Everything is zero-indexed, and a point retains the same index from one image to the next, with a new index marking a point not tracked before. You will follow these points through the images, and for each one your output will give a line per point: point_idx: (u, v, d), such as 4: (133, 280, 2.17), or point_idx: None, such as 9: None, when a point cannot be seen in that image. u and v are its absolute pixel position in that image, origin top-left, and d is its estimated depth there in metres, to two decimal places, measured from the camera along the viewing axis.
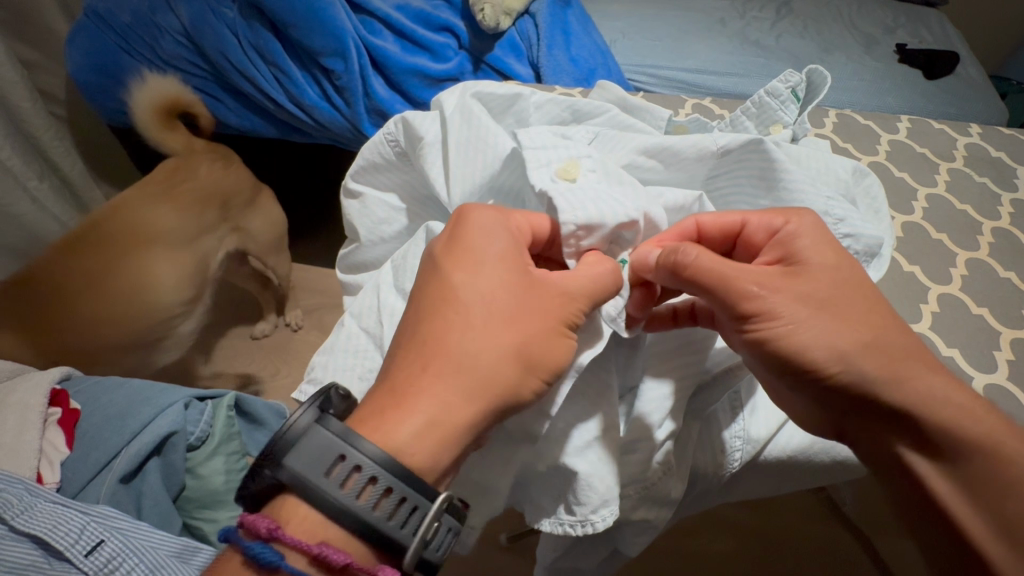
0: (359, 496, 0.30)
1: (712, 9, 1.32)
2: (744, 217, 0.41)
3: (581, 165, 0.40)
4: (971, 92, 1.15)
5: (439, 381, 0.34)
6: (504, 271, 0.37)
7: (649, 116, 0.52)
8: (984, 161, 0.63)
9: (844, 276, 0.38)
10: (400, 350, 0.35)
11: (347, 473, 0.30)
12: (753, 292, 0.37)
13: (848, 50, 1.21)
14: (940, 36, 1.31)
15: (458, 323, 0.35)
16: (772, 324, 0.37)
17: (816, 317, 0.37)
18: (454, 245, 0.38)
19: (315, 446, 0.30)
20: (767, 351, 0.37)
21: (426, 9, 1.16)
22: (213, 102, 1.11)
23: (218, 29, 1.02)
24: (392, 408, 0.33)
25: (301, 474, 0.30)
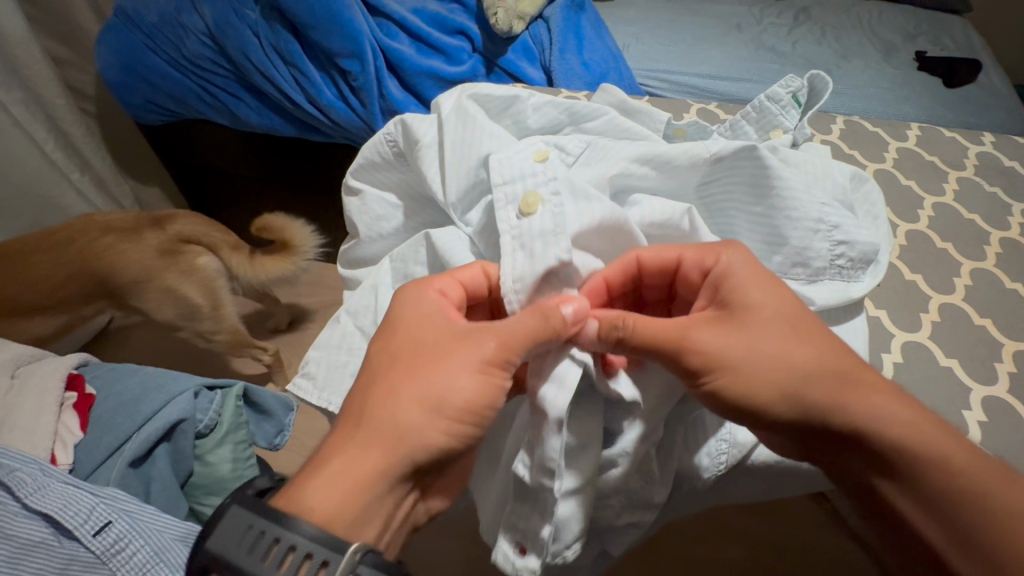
0: (251, 551, 0.34)
1: (729, 15, 1.32)
2: (680, 254, 0.42)
3: (542, 193, 0.41)
4: (993, 101, 1.12)
5: (364, 443, 0.38)
6: (434, 330, 0.41)
7: (651, 118, 0.52)
8: (995, 170, 0.61)
9: (780, 304, 0.39)
10: (357, 396, 0.41)
11: (269, 546, 0.34)
12: (693, 348, 0.39)
13: (866, 56, 1.20)
14: (962, 43, 1.29)
15: (366, 379, 0.41)
16: (715, 377, 0.38)
17: (744, 367, 0.38)
18: (403, 329, 0.42)
19: (233, 527, 0.35)
20: (717, 403, 0.39)
21: (441, 13, 1.18)
22: (234, 101, 1.13)
23: (240, 30, 1.06)
24: (324, 473, 0.38)
25: (223, 555, 0.34)
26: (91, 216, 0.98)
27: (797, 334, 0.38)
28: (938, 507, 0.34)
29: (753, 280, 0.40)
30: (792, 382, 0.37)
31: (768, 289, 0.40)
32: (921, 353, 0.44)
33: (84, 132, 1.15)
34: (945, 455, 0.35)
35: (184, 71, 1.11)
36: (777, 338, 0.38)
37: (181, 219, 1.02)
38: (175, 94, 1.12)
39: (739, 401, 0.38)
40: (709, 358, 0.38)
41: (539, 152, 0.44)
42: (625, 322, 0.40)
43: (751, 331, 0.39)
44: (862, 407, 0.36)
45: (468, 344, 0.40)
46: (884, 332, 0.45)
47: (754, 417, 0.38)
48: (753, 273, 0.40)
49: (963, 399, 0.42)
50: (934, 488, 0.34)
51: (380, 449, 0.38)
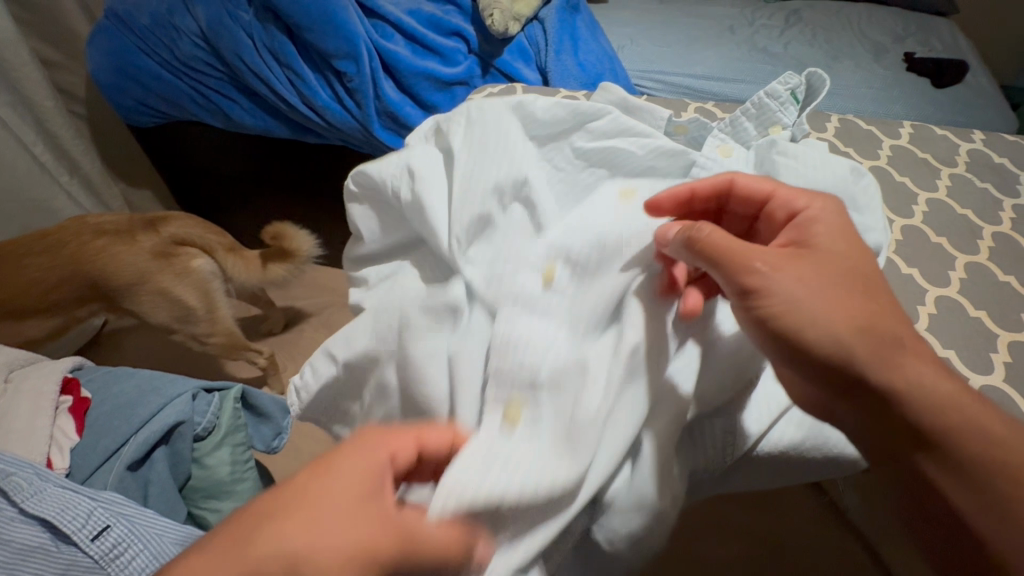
0: None
1: (722, 17, 1.33)
2: (773, 189, 0.39)
3: (526, 404, 0.35)
4: (980, 101, 1.15)
5: None
6: (362, 501, 0.28)
7: (651, 115, 0.53)
8: (986, 167, 0.63)
9: (859, 259, 0.35)
10: (245, 526, 0.27)
11: None
12: (756, 270, 0.34)
13: (856, 57, 1.22)
14: (949, 44, 1.31)
15: (275, 513, 0.27)
16: (768, 299, 0.34)
17: (806, 294, 0.33)
18: (331, 476, 0.29)
19: None
20: (762, 328, 0.34)
21: (437, 14, 1.18)
22: (228, 102, 1.13)
23: (234, 31, 1.06)
24: None
25: None
26: (82, 219, 0.97)
27: (865, 289, 0.34)
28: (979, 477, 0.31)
29: (832, 231, 0.36)
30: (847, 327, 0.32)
31: (844, 249, 0.36)
32: None
33: (74, 135, 1.15)
34: (981, 422, 0.31)
35: (177, 74, 1.11)
36: (849, 290, 0.34)
37: (174, 221, 1.01)
38: (168, 96, 1.12)
39: (785, 327, 0.33)
40: (769, 281, 0.34)
41: (543, 270, 0.39)
42: (702, 228, 0.36)
43: (818, 277, 0.34)
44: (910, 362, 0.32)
45: (377, 547, 0.27)
46: None
47: (796, 353, 0.33)
48: (842, 226, 0.37)
49: None
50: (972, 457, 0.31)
51: None
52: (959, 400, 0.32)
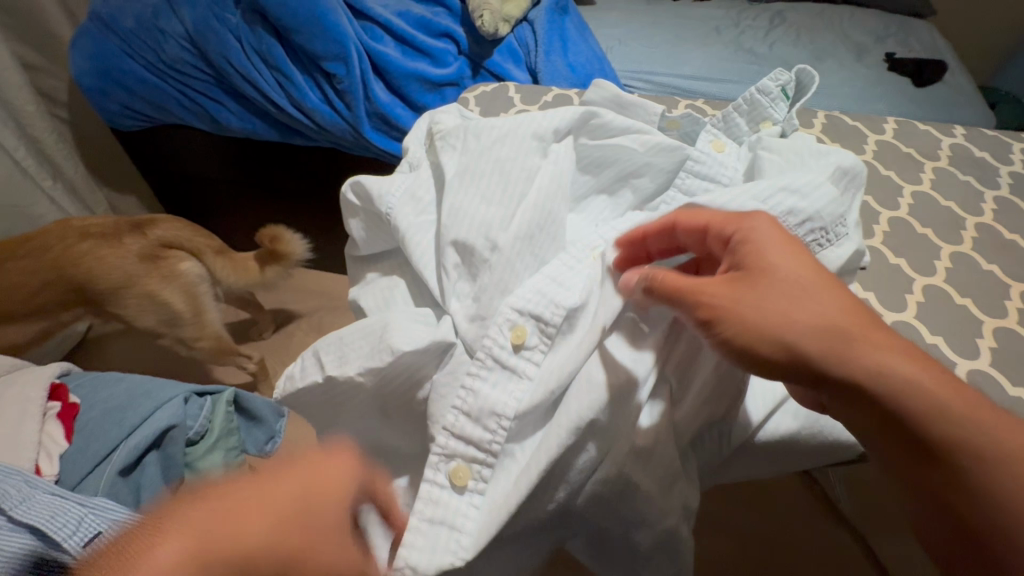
0: None
1: (708, 19, 1.35)
2: (707, 220, 0.37)
3: (474, 466, 0.38)
4: (959, 99, 1.18)
5: None
6: (297, 515, 0.29)
7: (643, 111, 0.54)
8: (968, 161, 0.64)
9: (811, 276, 0.33)
10: (168, 523, 0.27)
11: None
12: (708, 297, 0.33)
13: (839, 57, 1.24)
14: (928, 44, 1.35)
15: (209, 508, 0.28)
16: (731, 322, 0.32)
17: (769, 317, 0.32)
18: (270, 492, 0.30)
19: None
20: (733, 352, 0.33)
21: (426, 16, 1.18)
22: (215, 106, 1.13)
23: (221, 34, 1.07)
24: None
25: None
26: (66, 223, 0.96)
27: (829, 300, 0.32)
28: (988, 486, 0.29)
29: (778, 247, 0.34)
30: (819, 346, 0.31)
31: (797, 266, 0.33)
32: (909, 330, 0.46)
33: (58, 139, 1.13)
34: (982, 424, 0.30)
35: (164, 77, 1.11)
36: (808, 294, 0.32)
37: (161, 224, 1.00)
38: (154, 99, 1.11)
39: (754, 349, 0.32)
40: (726, 307, 0.33)
41: (515, 330, 0.39)
42: (655, 272, 0.36)
43: (764, 289, 0.33)
44: (866, 354, 0.31)
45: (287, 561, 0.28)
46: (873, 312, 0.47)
47: (769, 372, 0.32)
48: (780, 240, 0.34)
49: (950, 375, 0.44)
50: (983, 467, 0.29)
51: None
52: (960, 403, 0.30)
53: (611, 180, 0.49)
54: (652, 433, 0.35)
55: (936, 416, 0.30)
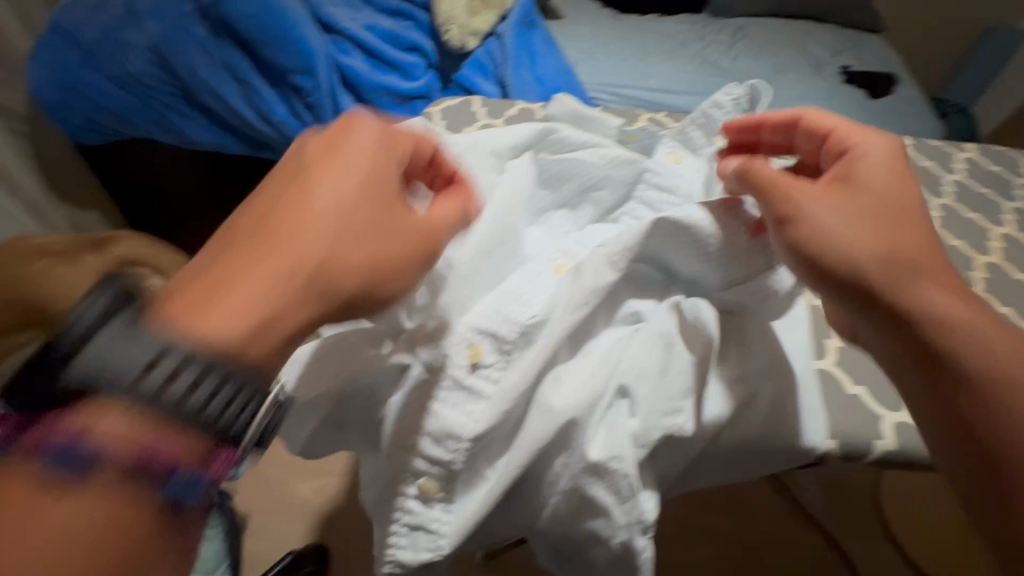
0: (127, 383, 0.28)
1: (672, 33, 1.39)
2: (832, 127, 0.45)
3: (437, 480, 0.38)
4: (910, 110, 1.23)
5: (269, 279, 0.32)
6: (376, 183, 0.37)
7: (601, 125, 0.55)
8: (915, 170, 0.67)
9: (901, 190, 0.41)
10: (273, 204, 0.36)
11: (163, 377, 0.29)
12: (793, 200, 0.40)
13: (797, 70, 1.29)
14: (881, 58, 1.41)
15: (301, 194, 0.36)
16: (801, 224, 0.39)
17: (840, 217, 0.39)
18: (336, 168, 0.37)
19: (134, 346, 0.29)
20: (797, 247, 0.39)
21: (394, 29, 1.18)
22: (181, 119, 1.10)
23: (186, 47, 1.06)
24: (209, 292, 0.31)
25: (101, 374, 0.29)
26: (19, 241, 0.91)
27: (898, 216, 0.40)
28: (985, 397, 0.35)
29: (875, 166, 0.42)
30: (874, 252, 0.38)
31: (890, 179, 0.41)
32: None
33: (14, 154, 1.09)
34: (991, 348, 0.36)
35: (127, 90, 1.08)
36: (883, 208, 0.40)
37: (122, 240, 0.96)
38: (117, 112, 1.10)
39: (816, 248, 0.39)
40: (803, 205, 0.40)
41: (471, 350, 0.38)
42: (758, 166, 0.42)
43: (850, 199, 0.40)
44: (928, 290, 0.37)
45: (383, 211, 0.37)
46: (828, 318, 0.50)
47: (824, 267, 0.39)
48: (886, 162, 0.42)
49: None
50: (984, 383, 0.35)
51: (276, 279, 0.32)
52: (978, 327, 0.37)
53: (571, 193, 0.49)
54: (606, 451, 0.35)
55: (952, 334, 0.36)
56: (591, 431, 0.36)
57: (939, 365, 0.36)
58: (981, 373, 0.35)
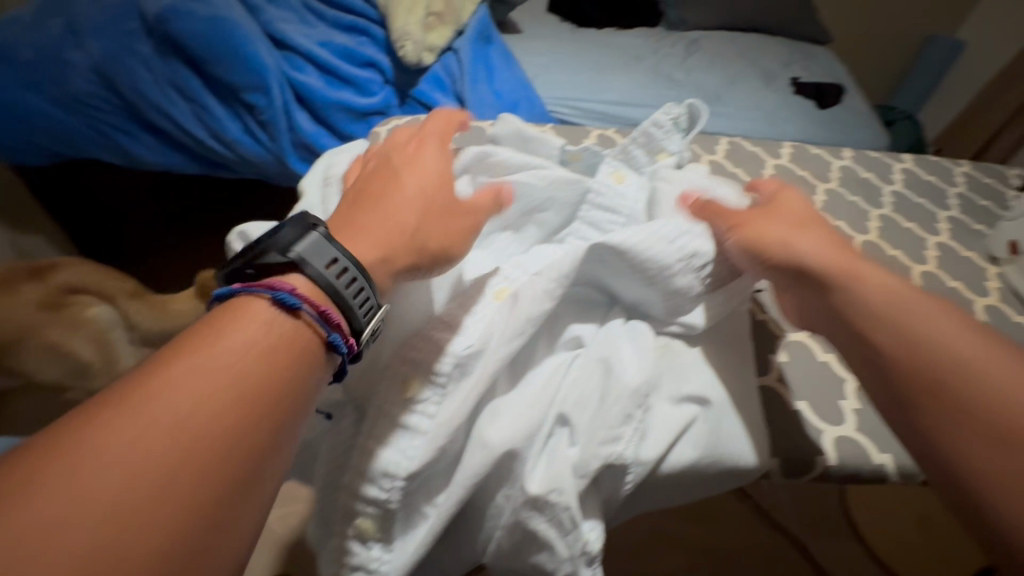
0: (314, 263, 0.33)
1: (628, 46, 1.41)
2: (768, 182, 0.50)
3: (373, 519, 0.36)
4: (857, 120, 1.28)
5: (386, 227, 0.37)
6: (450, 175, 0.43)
7: (546, 145, 0.54)
8: (856, 181, 0.69)
9: (809, 216, 0.45)
10: (379, 175, 0.40)
11: (338, 268, 0.33)
12: (737, 215, 0.44)
13: (750, 82, 1.32)
14: (829, 69, 1.46)
15: (405, 169, 0.41)
16: (742, 229, 0.43)
17: (770, 223, 0.43)
18: (424, 159, 0.42)
19: (315, 246, 0.33)
20: (739, 248, 0.43)
21: (349, 45, 1.17)
22: (128, 138, 1.07)
23: (131, 66, 1.03)
24: (353, 226, 0.36)
25: (305, 256, 0.33)
26: None
27: (821, 226, 0.43)
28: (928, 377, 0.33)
29: (797, 203, 0.46)
30: (799, 251, 0.41)
31: (800, 208, 0.46)
32: (803, 349, 0.52)
33: None
34: (931, 326, 0.34)
35: (68, 111, 1.04)
36: (810, 225, 0.43)
37: (65, 269, 0.93)
38: (58, 133, 1.05)
39: (753, 244, 0.42)
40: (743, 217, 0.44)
41: (407, 384, 0.37)
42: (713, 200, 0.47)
43: (779, 215, 0.44)
44: (884, 292, 0.37)
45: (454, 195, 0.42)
46: (774, 332, 0.53)
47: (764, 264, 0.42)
48: (805, 204, 0.46)
49: (839, 390, 0.49)
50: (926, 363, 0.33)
51: (387, 231, 0.37)
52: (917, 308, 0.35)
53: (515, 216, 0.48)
54: (546, 483, 0.35)
55: (884, 316, 0.36)
56: (529, 465, 0.36)
57: (885, 359, 0.35)
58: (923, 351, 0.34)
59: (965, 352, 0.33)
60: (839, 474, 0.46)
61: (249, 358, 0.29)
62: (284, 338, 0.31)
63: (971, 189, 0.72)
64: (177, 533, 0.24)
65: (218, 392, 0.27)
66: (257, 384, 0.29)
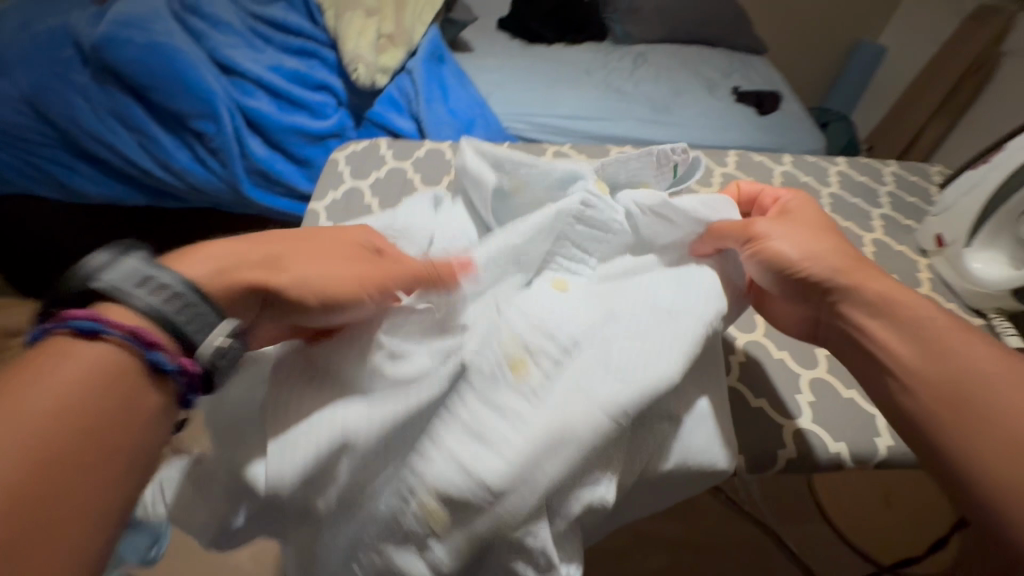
0: (138, 287, 0.30)
1: (578, 62, 1.46)
2: (761, 189, 0.55)
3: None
4: (795, 124, 1.36)
5: (239, 257, 0.35)
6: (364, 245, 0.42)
7: (480, 191, 0.52)
8: (797, 185, 0.73)
9: (819, 217, 0.49)
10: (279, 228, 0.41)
11: (160, 287, 0.30)
12: (755, 227, 0.45)
13: (695, 92, 1.39)
14: (766, 77, 1.55)
15: (311, 227, 0.41)
16: (760, 245, 0.45)
17: (779, 231, 0.45)
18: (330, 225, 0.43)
19: (128, 266, 0.30)
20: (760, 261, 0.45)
21: (300, 69, 1.16)
22: (67, 171, 1.04)
23: (67, 96, 1.02)
24: (205, 253, 0.34)
25: (115, 285, 0.30)
26: None
27: (827, 235, 0.46)
28: (936, 384, 0.35)
29: (805, 209, 0.49)
30: (810, 262, 0.43)
31: (803, 213, 0.49)
32: (760, 348, 0.55)
33: None
34: (932, 334, 0.36)
35: (4, 147, 1.03)
36: (815, 231, 0.46)
37: None
38: None
39: (774, 255, 0.44)
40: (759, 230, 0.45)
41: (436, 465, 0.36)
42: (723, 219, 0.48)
43: (788, 222, 0.46)
44: (872, 286, 0.41)
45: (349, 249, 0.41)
46: (731, 334, 0.55)
47: (782, 273, 0.44)
48: (813, 212, 0.49)
49: (796, 385, 0.52)
50: (936, 372, 0.35)
51: (248, 259, 0.36)
52: (919, 318, 0.38)
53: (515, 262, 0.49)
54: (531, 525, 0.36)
55: (894, 326, 0.38)
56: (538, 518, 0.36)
57: (870, 340, 0.39)
58: (932, 362, 0.35)
59: (971, 361, 0.34)
60: (801, 467, 0.48)
61: (74, 402, 0.26)
62: (109, 371, 0.28)
63: (900, 187, 0.78)
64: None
65: (41, 415, 0.25)
66: (87, 408, 0.27)
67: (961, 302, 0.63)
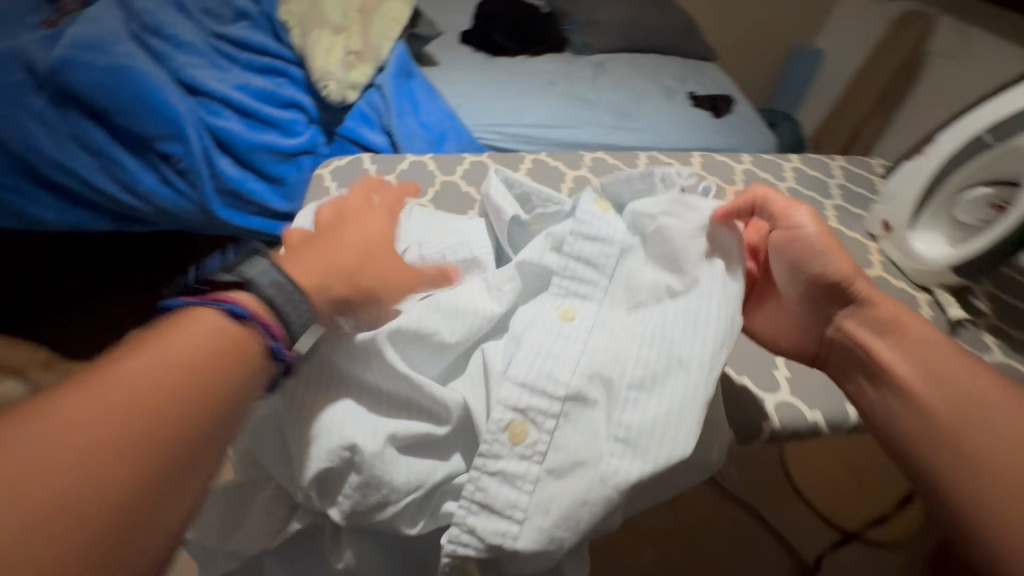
0: (268, 285, 0.37)
1: (542, 72, 1.51)
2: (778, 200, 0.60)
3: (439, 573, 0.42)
4: (749, 126, 1.45)
5: (331, 258, 0.41)
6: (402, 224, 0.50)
7: (499, 219, 0.58)
8: (757, 181, 0.79)
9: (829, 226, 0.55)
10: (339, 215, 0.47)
11: (277, 285, 0.37)
12: (794, 220, 0.51)
13: (654, 98, 1.46)
14: (719, 83, 1.63)
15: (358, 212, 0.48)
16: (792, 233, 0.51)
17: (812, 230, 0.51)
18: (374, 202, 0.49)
19: (262, 267, 0.38)
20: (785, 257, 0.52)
21: (268, 87, 1.15)
22: (24, 199, 1.01)
23: (21, 121, 0.98)
24: (300, 255, 0.41)
25: (250, 276, 0.38)
26: None
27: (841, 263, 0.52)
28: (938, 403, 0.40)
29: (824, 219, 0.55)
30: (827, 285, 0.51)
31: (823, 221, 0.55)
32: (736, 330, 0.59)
33: None
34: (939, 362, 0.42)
35: None
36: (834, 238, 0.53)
37: None
38: None
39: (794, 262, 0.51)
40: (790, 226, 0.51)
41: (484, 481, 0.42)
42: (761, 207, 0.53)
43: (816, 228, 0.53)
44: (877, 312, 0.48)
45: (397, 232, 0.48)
46: None
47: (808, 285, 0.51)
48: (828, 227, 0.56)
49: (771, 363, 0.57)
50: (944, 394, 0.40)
51: (341, 260, 0.42)
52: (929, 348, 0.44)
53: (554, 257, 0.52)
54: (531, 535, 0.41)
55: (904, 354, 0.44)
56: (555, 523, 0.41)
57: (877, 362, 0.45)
58: (940, 388, 0.41)
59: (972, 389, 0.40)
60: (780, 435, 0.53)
61: (167, 371, 0.31)
62: (227, 344, 0.34)
63: (848, 179, 0.85)
64: (112, 511, 0.27)
65: (148, 386, 0.30)
66: (186, 387, 0.31)
67: (909, 280, 0.69)
